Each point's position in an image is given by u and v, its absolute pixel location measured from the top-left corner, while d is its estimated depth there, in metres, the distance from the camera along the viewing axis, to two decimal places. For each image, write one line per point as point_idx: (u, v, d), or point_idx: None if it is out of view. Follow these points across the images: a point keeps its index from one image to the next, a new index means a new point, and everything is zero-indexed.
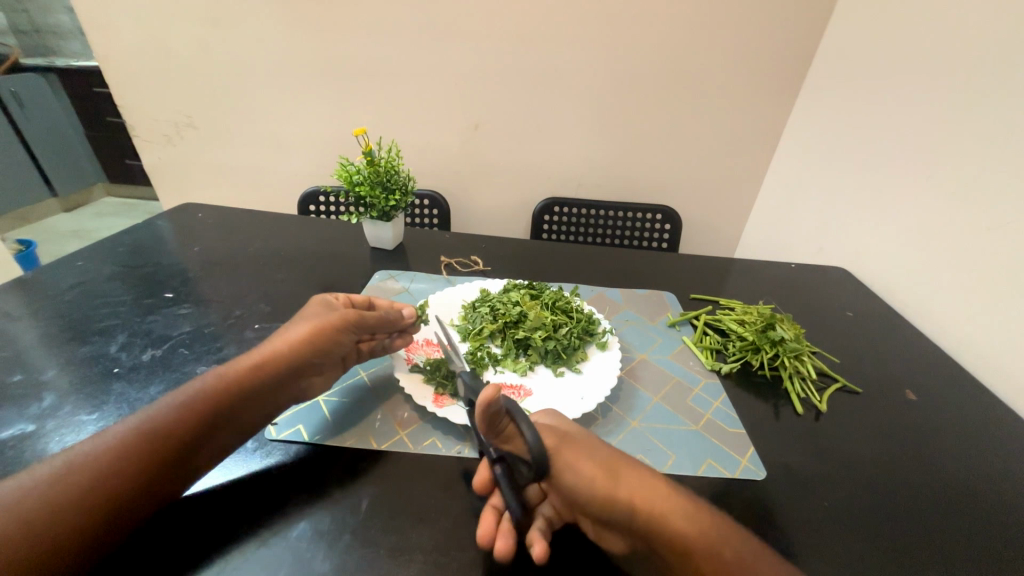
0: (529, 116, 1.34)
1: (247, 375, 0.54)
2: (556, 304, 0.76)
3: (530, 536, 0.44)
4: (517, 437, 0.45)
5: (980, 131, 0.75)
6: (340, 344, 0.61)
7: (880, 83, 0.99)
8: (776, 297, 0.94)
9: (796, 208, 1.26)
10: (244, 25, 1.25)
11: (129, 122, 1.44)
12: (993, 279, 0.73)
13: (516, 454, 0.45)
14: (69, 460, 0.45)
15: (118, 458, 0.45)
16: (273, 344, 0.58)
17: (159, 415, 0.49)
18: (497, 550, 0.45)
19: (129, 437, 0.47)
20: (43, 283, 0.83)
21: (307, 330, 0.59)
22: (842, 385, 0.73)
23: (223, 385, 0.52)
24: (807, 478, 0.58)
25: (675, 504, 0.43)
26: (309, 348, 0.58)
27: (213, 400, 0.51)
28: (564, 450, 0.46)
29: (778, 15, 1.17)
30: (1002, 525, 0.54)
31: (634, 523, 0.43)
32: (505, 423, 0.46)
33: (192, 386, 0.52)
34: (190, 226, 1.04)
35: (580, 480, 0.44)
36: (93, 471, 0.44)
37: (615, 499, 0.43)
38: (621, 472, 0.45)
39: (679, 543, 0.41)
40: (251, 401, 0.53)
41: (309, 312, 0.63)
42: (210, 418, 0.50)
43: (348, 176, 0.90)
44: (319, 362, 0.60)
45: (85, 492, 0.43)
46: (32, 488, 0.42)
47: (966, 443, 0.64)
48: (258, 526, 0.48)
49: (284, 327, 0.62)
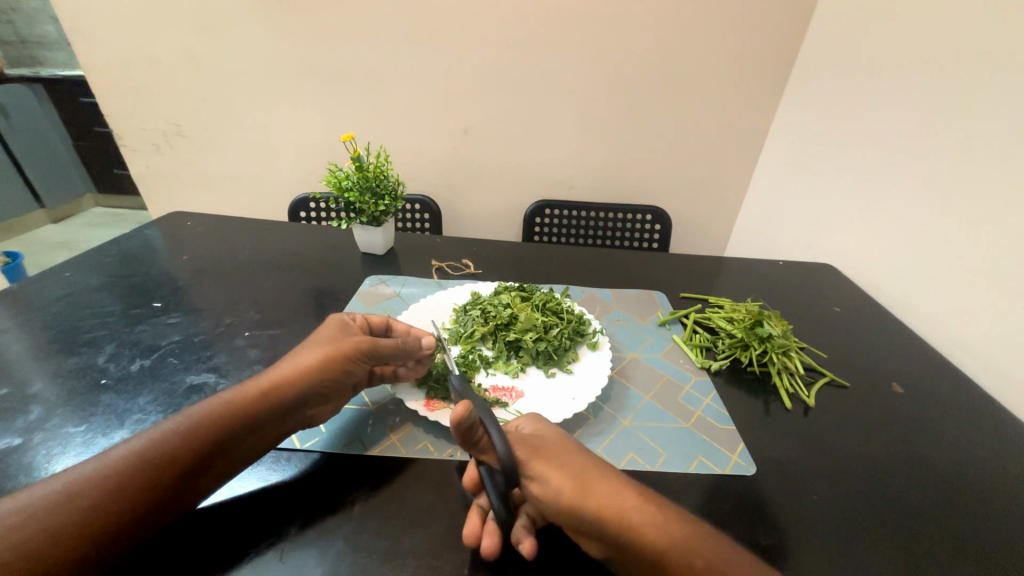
0: (518, 119, 1.35)
1: (253, 405, 0.52)
2: (546, 304, 0.77)
3: (516, 534, 0.46)
4: (491, 449, 0.46)
5: (964, 126, 0.77)
6: (351, 372, 0.60)
7: (864, 81, 1.00)
8: (765, 295, 0.95)
9: (784, 206, 1.28)
10: (232, 32, 1.24)
11: (117, 131, 1.43)
12: (978, 272, 0.74)
13: (490, 464, 0.46)
14: (67, 483, 0.44)
15: (116, 485, 0.44)
16: (283, 370, 0.56)
17: (161, 440, 0.47)
18: (483, 549, 0.45)
19: (129, 462, 0.45)
20: (29, 295, 0.82)
21: (318, 358, 0.58)
22: (830, 379, 0.73)
23: (228, 415, 0.51)
24: (798, 472, 0.58)
25: (645, 514, 0.43)
26: (318, 377, 0.57)
27: (220, 427, 0.50)
28: (535, 460, 0.47)
29: (763, 16, 1.18)
30: (990, 515, 0.54)
31: (605, 532, 0.43)
32: (479, 434, 0.46)
33: (197, 409, 0.51)
34: (179, 235, 1.04)
35: (552, 489, 0.45)
36: (90, 497, 0.43)
37: (585, 509, 0.44)
38: (593, 483, 0.45)
39: (649, 551, 0.41)
40: (255, 430, 0.52)
41: (325, 334, 0.62)
42: (214, 448, 0.49)
43: (337, 182, 0.90)
44: (328, 389, 0.58)
45: (80, 519, 0.42)
46: (31, 512, 0.41)
47: (953, 435, 0.65)
48: (251, 549, 0.47)
49: (298, 349, 0.60)
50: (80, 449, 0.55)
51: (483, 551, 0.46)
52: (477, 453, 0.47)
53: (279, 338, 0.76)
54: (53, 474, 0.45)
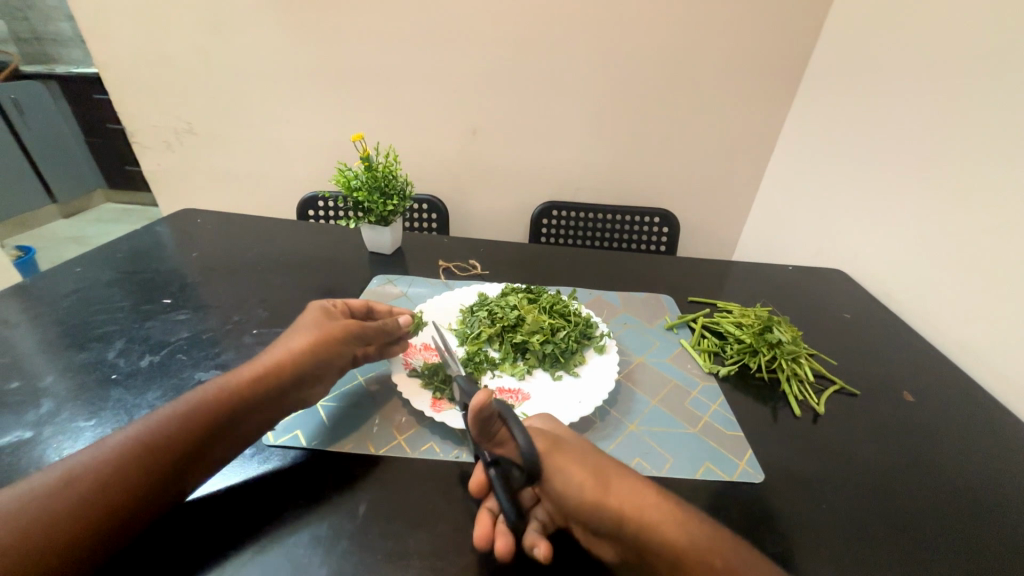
0: (527, 120, 1.35)
1: (249, 387, 0.53)
2: (554, 307, 0.77)
3: (529, 539, 0.44)
4: (509, 442, 0.47)
5: (977, 132, 0.76)
6: (340, 354, 0.61)
7: (876, 85, 0.99)
8: (773, 299, 0.94)
9: (793, 210, 1.27)
10: (243, 31, 1.25)
11: (130, 128, 1.45)
12: (989, 281, 0.73)
13: (507, 458, 0.47)
14: (65, 471, 0.44)
15: (115, 471, 0.44)
16: (276, 355, 0.57)
17: (157, 426, 0.47)
18: (498, 550, 0.45)
19: (126, 448, 0.46)
20: (42, 289, 0.83)
21: (311, 341, 0.59)
22: (840, 387, 0.73)
23: (223, 398, 0.51)
24: (807, 481, 0.57)
25: (664, 511, 0.43)
26: (310, 360, 0.58)
27: (213, 412, 0.50)
28: (555, 454, 0.46)
29: (774, 18, 1.17)
30: (1002, 524, 0.54)
31: (624, 530, 0.42)
32: (497, 427, 0.47)
33: (190, 396, 0.51)
34: (190, 232, 1.05)
35: (574, 483, 0.44)
36: (89, 483, 0.43)
37: (605, 507, 0.43)
38: (611, 479, 0.45)
39: (669, 551, 0.41)
40: (250, 413, 0.53)
41: (308, 320, 0.62)
42: (211, 430, 0.49)
43: (347, 182, 0.90)
44: (320, 373, 0.59)
45: (78, 504, 0.42)
46: (30, 500, 0.41)
47: (964, 443, 0.64)
48: (252, 535, 0.47)
49: (286, 336, 0.61)
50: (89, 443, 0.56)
51: (496, 551, 0.45)
52: (493, 446, 0.48)
53: None
54: (57, 464, 0.45)
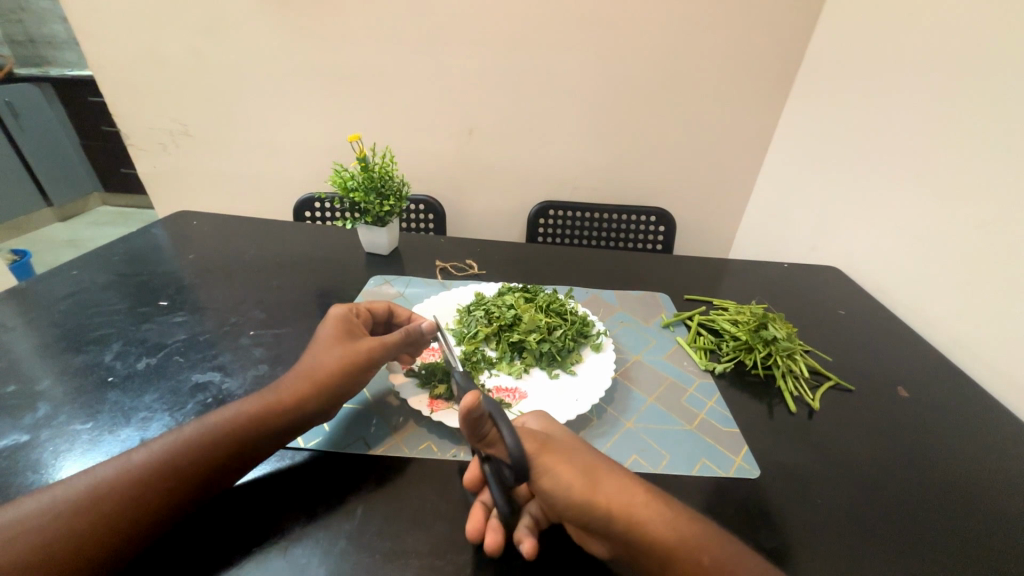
0: (522, 120, 1.35)
1: (276, 413, 0.53)
2: (550, 306, 0.77)
3: (519, 534, 0.45)
4: (499, 442, 0.45)
5: (968, 131, 0.76)
6: (364, 375, 0.61)
7: (871, 84, 0.99)
8: (769, 297, 0.95)
9: (789, 207, 1.27)
10: (238, 33, 1.25)
11: (124, 130, 1.45)
12: (982, 277, 0.73)
13: (499, 459, 0.45)
14: (90, 485, 0.45)
15: (135, 491, 0.45)
16: (302, 380, 0.57)
17: (182, 448, 0.48)
18: (487, 544, 0.46)
19: (152, 467, 0.46)
20: (40, 292, 0.83)
21: (333, 368, 0.59)
22: (835, 383, 0.73)
23: (248, 423, 0.52)
24: (802, 477, 0.58)
25: (653, 509, 0.44)
26: (334, 383, 0.58)
27: (237, 436, 0.50)
28: (544, 455, 0.45)
29: (768, 16, 1.18)
30: (994, 519, 0.54)
31: (614, 528, 0.43)
32: (488, 428, 0.45)
33: (217, 418, 0.51)
34: (187, 234, 1.05)
35: (565, 482, 0.44)
36: (110, 501, 0.44)
37: (596, 506, 0.43)
38: (601, 478, 0.46)
39: (657, 548, 0.42)
40: (274, 437, 0.53)
41: (332, 338, 0.62)
42: (235, 455, 0.50)
43: (342, 182, 0.90)
44: (343, 394, 0.59)
45: (99, 522, 0.43)
46: (57, 514, 0.43)
47: (958, 438, 0.64)
48: (254, 546, 0.46)
49: (309, 356, 0.61)
50: (86, 446, 0.56)
51: (486, 546, 0.46)
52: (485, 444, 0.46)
53: (283, 338, 0.76)
54: (63, 480, 0.45)
